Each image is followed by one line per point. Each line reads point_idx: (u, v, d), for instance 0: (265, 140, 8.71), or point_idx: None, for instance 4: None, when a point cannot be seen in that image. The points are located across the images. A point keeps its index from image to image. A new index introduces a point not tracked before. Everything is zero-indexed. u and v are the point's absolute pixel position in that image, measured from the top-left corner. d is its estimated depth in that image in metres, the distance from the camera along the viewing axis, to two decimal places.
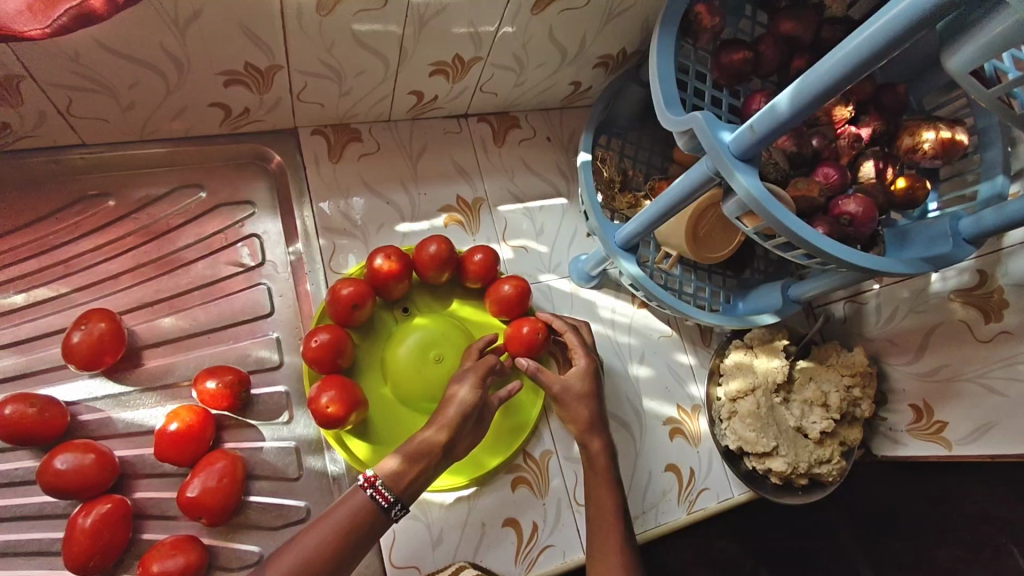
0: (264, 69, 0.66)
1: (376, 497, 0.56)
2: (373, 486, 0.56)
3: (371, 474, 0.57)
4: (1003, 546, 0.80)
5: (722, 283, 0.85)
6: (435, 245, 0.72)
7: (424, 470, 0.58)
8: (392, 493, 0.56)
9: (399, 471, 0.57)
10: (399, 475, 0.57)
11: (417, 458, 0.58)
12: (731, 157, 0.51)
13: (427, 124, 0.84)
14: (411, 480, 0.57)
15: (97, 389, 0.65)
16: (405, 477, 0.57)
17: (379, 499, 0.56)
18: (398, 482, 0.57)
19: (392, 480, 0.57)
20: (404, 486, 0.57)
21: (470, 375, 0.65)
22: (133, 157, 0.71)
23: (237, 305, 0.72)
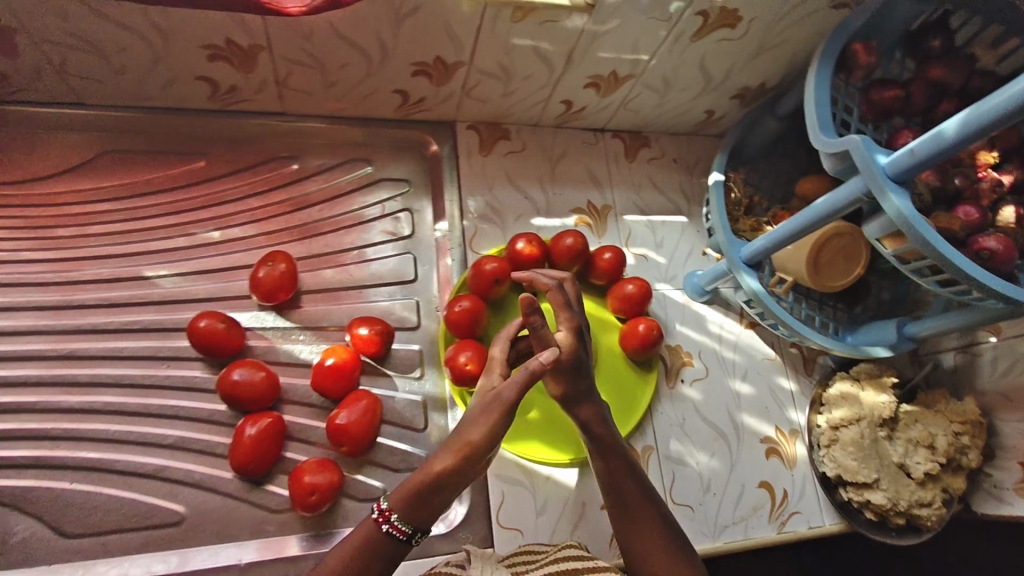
0: (449, 64, 0.75)
1: (390, 532, 0.51)
2: (388, 521, 0.51)
3: (385, 506, 0.52)
4: None
5: (833, 315, 0.87)
6: (572, 238, 0.78)
7: (442, 497, 0.52)
8: (408, 525, 0.51)
9: (415, 496, 0.52)
10: (417, 506, 0.52)
11: (432, 489, 0.52)
12: (885, 177, 0.55)
13: (568, 133, 0.92)
14: (430, 507, 0.52)
15: (267, 320, 0.74)
16: (423, 506, 0.52)
17: (395, 532, 0.51)
18: (414, 512, 0.51)
19: (402, 505, 0.51)
20: (419, 514, 0.51)
21: (507, 394, 0.54)
22: (320, 129, 0.82)
23: (387, 269, 0.80)
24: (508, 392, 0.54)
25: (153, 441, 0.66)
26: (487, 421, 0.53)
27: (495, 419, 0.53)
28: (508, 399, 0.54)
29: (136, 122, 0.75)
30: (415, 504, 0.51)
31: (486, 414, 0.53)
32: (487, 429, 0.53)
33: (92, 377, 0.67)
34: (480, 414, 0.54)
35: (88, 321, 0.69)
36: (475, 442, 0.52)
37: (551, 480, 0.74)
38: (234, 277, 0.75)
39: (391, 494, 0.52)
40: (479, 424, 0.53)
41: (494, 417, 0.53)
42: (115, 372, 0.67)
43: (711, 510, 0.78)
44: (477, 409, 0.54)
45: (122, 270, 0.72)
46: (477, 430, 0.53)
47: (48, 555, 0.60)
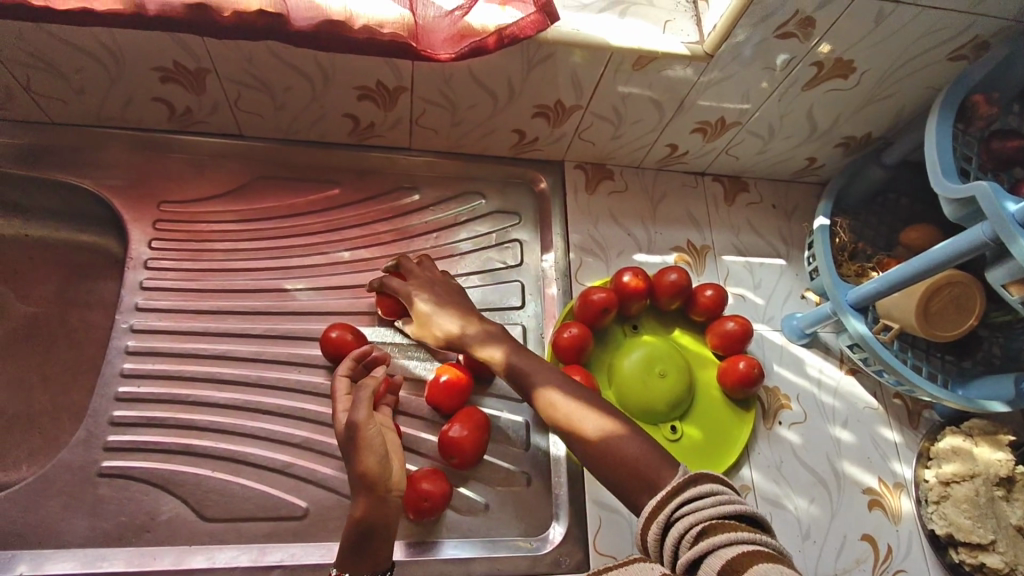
0: (567, 107, 0.81)
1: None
2: None
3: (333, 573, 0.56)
4: None
5: (940, 366, 0.85)
6: (676, 274, 0.81)
7: (382, 541, 0.57)
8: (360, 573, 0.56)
9: (350, 549, 0.57)
10: (364, 558, 0.56)
11: (361, 537, 0.57)
12: (1015, 224, 0.55)
13: (669, 175, 0.95)
14: (371, 550, 0.57)
15: (388, 335, 0.79)
16: (369, 554, 0.57)
17: None
18: (360, 563, 0.56)
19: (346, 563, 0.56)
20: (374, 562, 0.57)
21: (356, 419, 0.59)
22: (439, 163, 0.89)
23: (495, 295, 0.85)
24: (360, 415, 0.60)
25: (284, 439, 0.71)
26: (367, 446, 0.58)
27: (366, 440, 0.58)
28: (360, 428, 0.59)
29: (284, 152, 0.84)
30: (354, 555, 0.57)
31: (356, 447, 0.58)
32: (370, 453, 0.58)
33: (234, 376, 0.74)
34: (353, 449, 0.58)
35: (234, 325, 0.76)
36: (372, 469, 0.58)
37: None
38: (359, 294, 0.81)
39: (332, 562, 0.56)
40: (361, 458, 0.58)
41: (366, 444, 0.58)
42: (255, 373, 0.74)
43: (810, 558, 0.76)
44: (348, 451, 0.59)
45: (264, 282, 0.80)
46: (361, 462, 0.58)
47: (189, 535, 0.65)
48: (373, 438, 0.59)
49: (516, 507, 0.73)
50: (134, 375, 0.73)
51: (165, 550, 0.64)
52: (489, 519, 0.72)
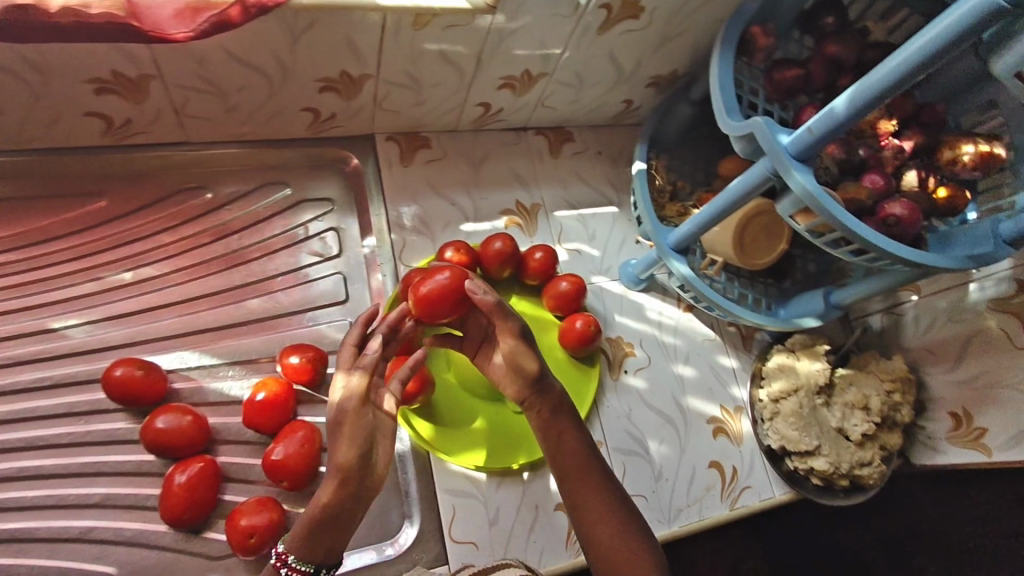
0: (356, 77, 0.73)
1: (294, 573, 0.54)
2: (286, 564, 0.54)
3: (280, 551, 0.54)
4: None
5: (764, 291, 0.89)
6: (500, 242, 0.78)
7: (340, 528, 0.55)
8: (307, 565, 0.54)
9: (305, 535, 0.54)
10: (311, 545, 0.54)
11: (322, 521, 0.54)
12: (789, 157, 0.56)
13: (489, 135, 0.91)
14: (324, 539, 0.54)
15: (191, 360, 0.70)
16: (319, 543, 0.54)
17: (297, 574, 0.54)
18: (310, 551, 0.54)
19: (296, 545, 0.54)
20: (320, 552, 0.54)
21: (348, 406, 0.56)
22: (227, 153, 0.79)
23: (315, 292, 0.78)
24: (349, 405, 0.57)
25: (77, 502, 0.63)
26: (349, 435, 0.55)
27: (349, 432, 0.55)
28: (344, 417, 0.56)
29: (27, 167, 0.71)
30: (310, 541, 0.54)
31: (339, 434, 0.56)
32: (352, 443, 0.55)
33: (10, 440, 0.64)
34: (338, 435, 0.56)
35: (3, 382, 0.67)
36: (349, 456, 0.54)
37: (501, 488, 0.74)
38: (149, 318, 0.71)
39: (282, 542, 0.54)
40: (338, 445, 0.55)
41: (347, 432, 0.55)
42: (35, 432, 0.65)
43: (664, 497, 0.80)
44: (332, 432, 0.56)
45: (26, 325, 0.69)
46: (344, 449, 0.55)
47: None
48: (363, 427, 0.56)
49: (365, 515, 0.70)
50: None
51: None
52: None
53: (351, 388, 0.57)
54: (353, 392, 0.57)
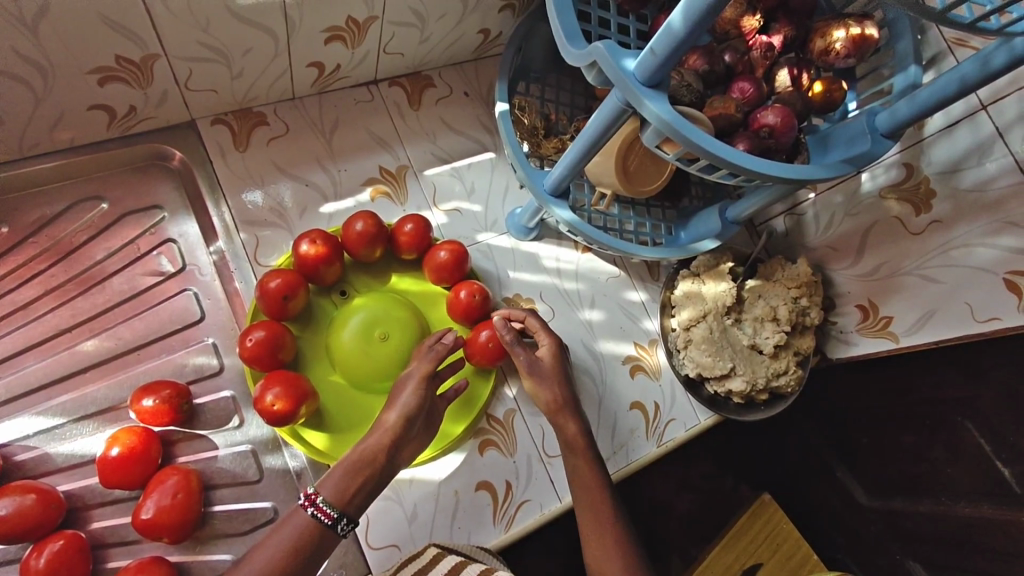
0: (139, 61, 0.61)
1: (319, 515, 0.52)
2: (314, 504, 0.53)
3: (311, 491, 0.53)
4: (959, 423, 0.74)
5: (661, 216, 0.84)
6: (361, 222, 0.69)
7: (369, 479, 0.56)
8: (334, 508, 0.53)
9: (338, 479, 0.55)
10: (341, 488, 0.54)
11: (356, 467, 0.56)
12: (637, 84, 0.49)
13: (336, 96, 0.80)
14: (352, 489, 0.55)
15: (28, 427, 0.63)
16: (348, 488, 0.55)
17: (322, 516, 0.52)
18: (340, 496, 0.54)
19: (332, 490, 0.54)
20: (348, 498, 0.54)
21: (415, 371, 0.64)
22: (19, 177, 0.67)
23: (164, 316, 0.69)
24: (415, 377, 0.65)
25: None
26: (410, 386, 0.62)
27: (416, 388, 0.62)
28: (418, 379, 0.63)
29: None
30: (340, 482, 0.55)
31: (406, 385, 0.63)
32: (413, 394, 0.62)
33: None
34: (401, 388, 0.63)
35: None
36: (410, 405, 0.61)
37: (415, 482, 0.70)
38: None
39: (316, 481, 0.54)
40: (404, 396, 0.62)
41: (412, 389, 0.62)
42: None
43: None
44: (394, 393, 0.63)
45: None
46: (402, 407, 0.61)
47: None
48: (426, 397, 0.62)
49: None
50: None
51: None
52: None
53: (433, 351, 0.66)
54: (424, 364, 0.64)
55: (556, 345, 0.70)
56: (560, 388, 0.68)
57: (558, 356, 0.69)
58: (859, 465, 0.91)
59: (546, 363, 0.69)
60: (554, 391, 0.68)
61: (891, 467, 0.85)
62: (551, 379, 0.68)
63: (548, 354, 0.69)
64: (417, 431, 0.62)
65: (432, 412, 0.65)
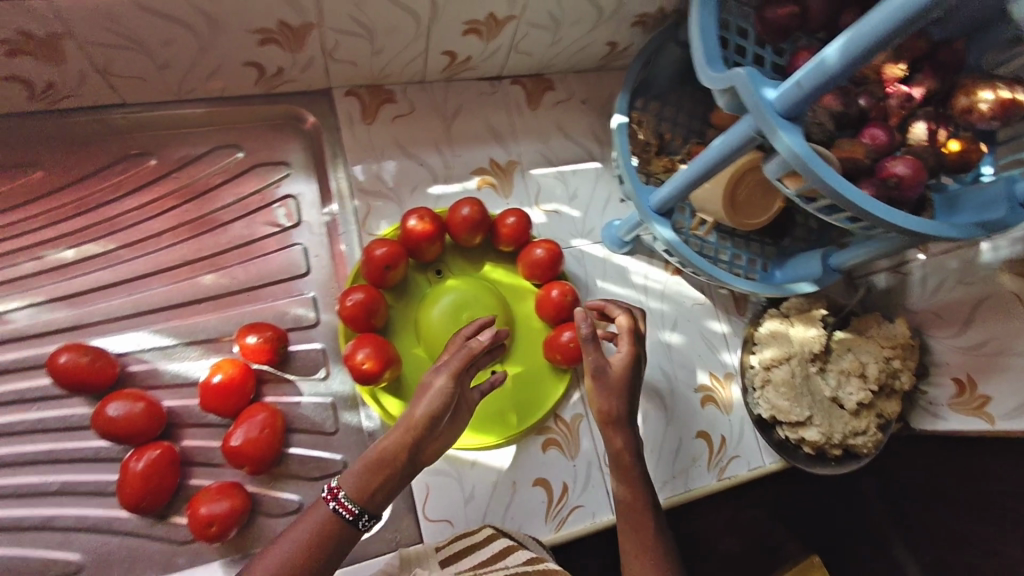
0: (296, 26, 0.66)
1: (340, 510, 0.51)
2: (336, 499, 0.51)
3: (333, 484, 0.52)
4: None
5: (759, 250, 0.83)
6: (469, 207, 0.72)
7: (391, 477, 0.54)
8: (354, 504, 0.51)
9: (360, 476, 0.52)
10: (362, 484, 0.52)
11: (377, 467, 0.53)
12: (774, 114, 0.49)
13: (460, 86, 0.84)
14: (375, 486, 0.53)
15: (145, 341, 0.68)
16: (369, 486, 0.52)
17: (344, 511, 0.51)
18: (362, 491, 0.52)
19: (354, 488, 0.52)
20: (369, 494, 0.52)
21: (447, 365, 0.58)
22: (172, 117, 0.73)
23: (275, 265, 0.73)
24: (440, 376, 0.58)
25: (37, 490, 0.62)
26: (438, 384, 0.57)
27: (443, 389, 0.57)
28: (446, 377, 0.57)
29: None
30: (364, 479, 0.53)
31: (430, 384, 0.57)
32: (437, 394, 0.56)
33: None
34: (428, 382, 0.57)
35: None
36: (433, 407, 0.56)
37: (477, 465, 0.72)
38: (79, 306, 0.67)
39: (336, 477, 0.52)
40: (431, 395, 0.56)
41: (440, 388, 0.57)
42: None
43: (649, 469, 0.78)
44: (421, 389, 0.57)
45: None
46: (429, 403, 0.56)
47: None
48: (457, 394, 0.57)
49: None
50: None
51: None
52: None
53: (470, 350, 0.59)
54: (455, 362, 0.58)
55: (632, 354, 0.67)
56: (618, 399, 0.64)
57: (629, 365, 0.65)
58: (924, 545, 0.87)
59: (614, 371, 0.65)
60: (609, 404, 0.64)
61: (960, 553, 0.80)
62: (613, 388, 0.64)
63: (621, 360, 0.66)
64: (443, 427, 0.58)
65: (459, 407, 0.60)
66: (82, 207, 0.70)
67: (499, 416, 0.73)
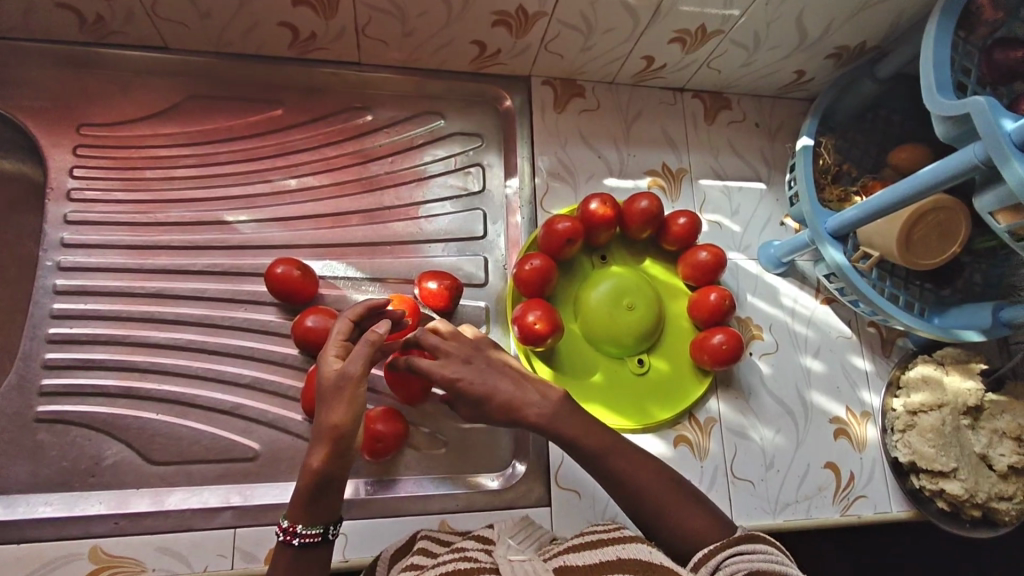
0: (530, 13, 0.73)
1: (305, 540, 0.52)
2: (296, 534, 0.52)
3: (286, 525, 0.52)
4: None
5: (918, 294, 0.81)
6: (647, 200, 0.76)
7: (331, 492, 0.53)
8: (314, 529, 0.52)
9: (305, 497, 0.52)
10: (311, 506, 0.52)
11: (318, 489, 0.52)
12: (1010, 144, 0.50)
13: (645, 91, 0.88)
14: (326, 501, 0.53)
15: (339, 270, 0.75)
16: (315, 505, 0.52)
17: (308, 539, 0.52)
18: (310, 512, 0.52)
19: (303, 514, 0.52)
20: (320, 511, 0.52)
21: (346, 374, 0.54)
22: (392, 80, 0.82)
23: (455, 225, 0.80)
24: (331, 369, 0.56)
25: (232, 379, 0.70)
26: (339, 400, 0.53)
27: (351, 397, 0.53)
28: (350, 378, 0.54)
29: (220, 68, 0.77)
30: (315, 501, 0.52)
31: (338, 396, 0.53)
32: (347, 409, 0.53)
33: (176, 314, 0.71)
34: (334, 397, 0.53)
35: (177, 262, 0.73)
36: (345, 425, 0.52)
37: None
38: (294, 228, 0.76)
39: (285, 510, 0.52)
40: (335, 403, 0.53)
41: (348, 396, 0.53)
42: (199, 311, 0.71)
43: (773, 487, 0.77)
44: (328, 393, 0.54)
45: (203, 214, 0.75)
46: (338, 414, 0.52)
47: (136, 480, 0.65)
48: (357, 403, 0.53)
49: (475, 443, 0.73)
50: (63, 316, 0.70)
51: (114, 494, 0.64)
52: (449, 454, 0.73)
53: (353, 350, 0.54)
54: (353, 368, 0.54)
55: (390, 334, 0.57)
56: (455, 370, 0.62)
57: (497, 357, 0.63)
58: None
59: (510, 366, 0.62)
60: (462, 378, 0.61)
61: None
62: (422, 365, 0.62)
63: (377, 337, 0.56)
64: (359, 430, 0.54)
65: None
66: (281, 149, 0.79)
67: (639, 402, 0.75)
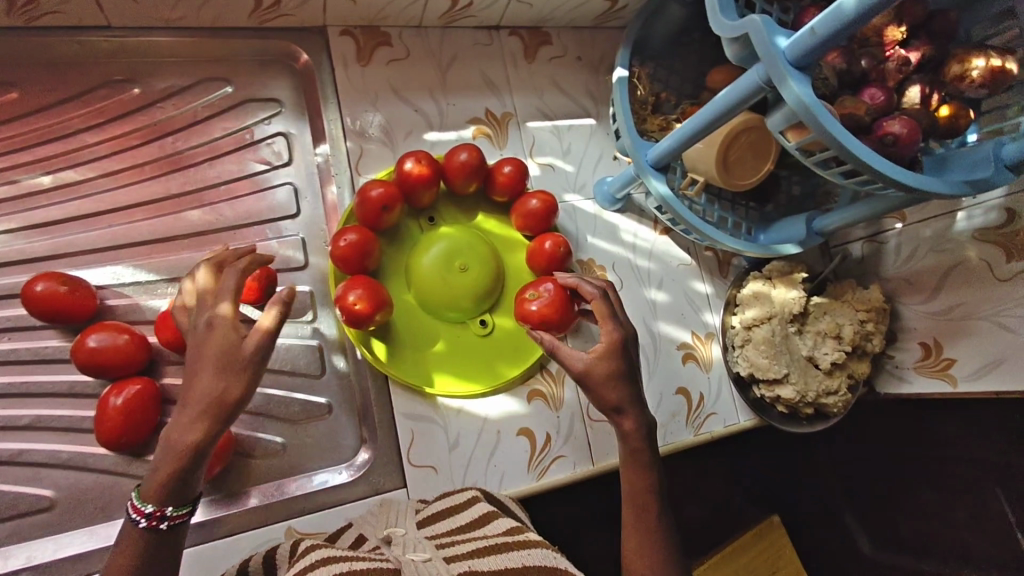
0: None
1: (175, 523, 0.47)
2: (164, 518, 0.46)
3: (151, 509, 0.46)
4: (990, 488, 0.78)
5: (745, 214, 0.84)
6: (466, 152, 0.71)
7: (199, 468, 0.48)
8: (185, 509, 0.47)
9: (173, 478, 0.46)
10: (177, 484, 0.46)
11: (190, 466, 0.46)
12: (786, 63, 0.50)
13: (457, 33, 0.82)
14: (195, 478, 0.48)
15: (124, 275, 0.66)
16: (185, 484, 0.47)
17: (177, 521, 0.47)
18: (177, 493, 0.46)
19: (171, 495, 0.46)
20: (190, 488, 0.47)
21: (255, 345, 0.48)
22: (157, 43, 0.70)
23: (261, 205, 0.71)
24: (219, 327, 0.48)
25: (7, 423, 0.60)
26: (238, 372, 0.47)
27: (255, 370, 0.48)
28: (245, 347, 0.48)
29: None
30: (182, 480, 0.47)
31: (241, 368, 0.47)
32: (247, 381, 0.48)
33: None
34: (230, 367, 0.47)
35: None
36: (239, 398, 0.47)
37: (462, 412, 0.71)
38: (60, 235, 0.65)
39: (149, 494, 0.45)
40: (224, 372, 0.47)
41: (250, 370, 0.48)
42: None
43: None
44: (218, 359, 0.47)
45: None
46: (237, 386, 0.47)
47: None
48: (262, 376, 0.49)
49: (318, 440, 0.68)
50: None
51: None
52: (290, 456, 0.67)
53: (265, 317, 0.48)
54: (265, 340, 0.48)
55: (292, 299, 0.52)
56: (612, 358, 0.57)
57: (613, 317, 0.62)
58: (871, 513, 0.94)
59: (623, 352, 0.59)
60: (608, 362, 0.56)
61: (907, 520, 0.88)
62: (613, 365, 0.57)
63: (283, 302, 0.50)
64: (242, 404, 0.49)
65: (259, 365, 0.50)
66: (32, 141, 0.66)
67: (485, 365, 0.73)
